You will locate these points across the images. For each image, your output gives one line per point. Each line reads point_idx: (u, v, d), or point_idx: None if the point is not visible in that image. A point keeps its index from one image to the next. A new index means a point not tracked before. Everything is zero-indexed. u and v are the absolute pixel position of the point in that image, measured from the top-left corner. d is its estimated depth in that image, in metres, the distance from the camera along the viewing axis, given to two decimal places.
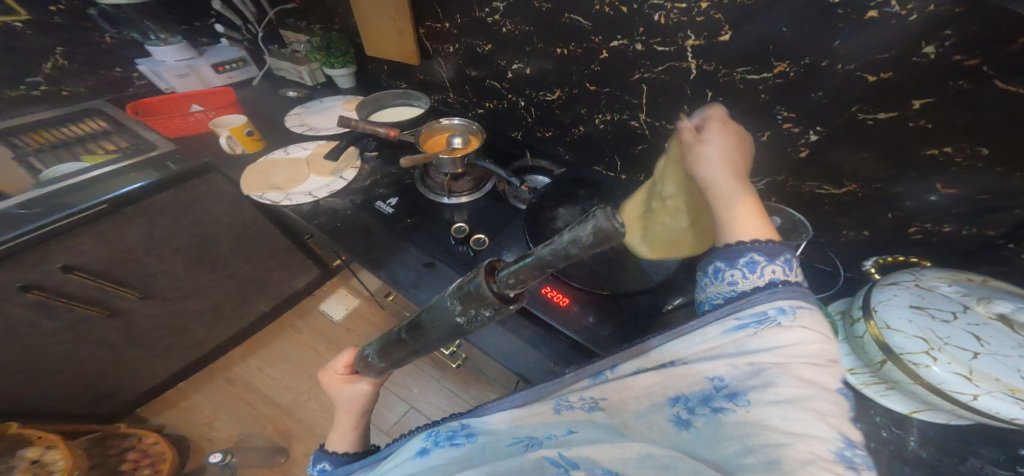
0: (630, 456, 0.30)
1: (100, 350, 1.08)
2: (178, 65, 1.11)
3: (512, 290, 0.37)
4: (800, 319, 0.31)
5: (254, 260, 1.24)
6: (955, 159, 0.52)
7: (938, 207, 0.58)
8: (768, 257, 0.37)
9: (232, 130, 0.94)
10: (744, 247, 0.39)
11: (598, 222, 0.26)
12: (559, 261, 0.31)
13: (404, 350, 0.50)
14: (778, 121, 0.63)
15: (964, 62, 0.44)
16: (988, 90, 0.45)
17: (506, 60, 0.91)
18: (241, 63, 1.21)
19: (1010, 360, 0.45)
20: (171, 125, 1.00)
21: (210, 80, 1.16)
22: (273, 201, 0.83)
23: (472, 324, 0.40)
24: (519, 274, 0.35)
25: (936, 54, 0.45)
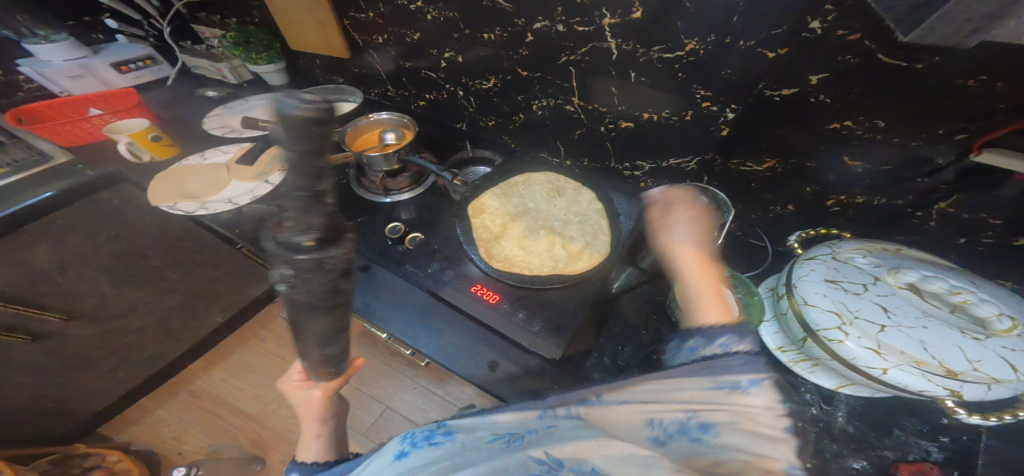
0: (614, 453, 0.36)
1: (36, 379, 0.99)
2: (68, 65, 0.97)
3: (304, 234, 0.31)
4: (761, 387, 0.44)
5: (197, 271, 1.16)
6: (857, 132, 0.52)
7: (851, 176, 0.57)
8: (737, 337, 0.48)
9: (134, 136, 0.90)
10: (716, 326, 0.50)
11: (283, 105, 0.27)
12: (310, 175, 0.30)
13: (308, 345, 0.40)
14: (698, 100, 0.62)
15: (848, 37, 0.44)
16: (872, 63, 0.45)
17: (437, 48, 0.87)
18: (148, 62, 1.13)
19: (913, 332, 0.46)
20: (64, 132, 0.89)
21: (111, 81, 1.05)
22: (186, 211, 0.78)
23: (297, 291, 0.34)
24: (298, 215, 0.30)
25: (823, 28, 0.44)
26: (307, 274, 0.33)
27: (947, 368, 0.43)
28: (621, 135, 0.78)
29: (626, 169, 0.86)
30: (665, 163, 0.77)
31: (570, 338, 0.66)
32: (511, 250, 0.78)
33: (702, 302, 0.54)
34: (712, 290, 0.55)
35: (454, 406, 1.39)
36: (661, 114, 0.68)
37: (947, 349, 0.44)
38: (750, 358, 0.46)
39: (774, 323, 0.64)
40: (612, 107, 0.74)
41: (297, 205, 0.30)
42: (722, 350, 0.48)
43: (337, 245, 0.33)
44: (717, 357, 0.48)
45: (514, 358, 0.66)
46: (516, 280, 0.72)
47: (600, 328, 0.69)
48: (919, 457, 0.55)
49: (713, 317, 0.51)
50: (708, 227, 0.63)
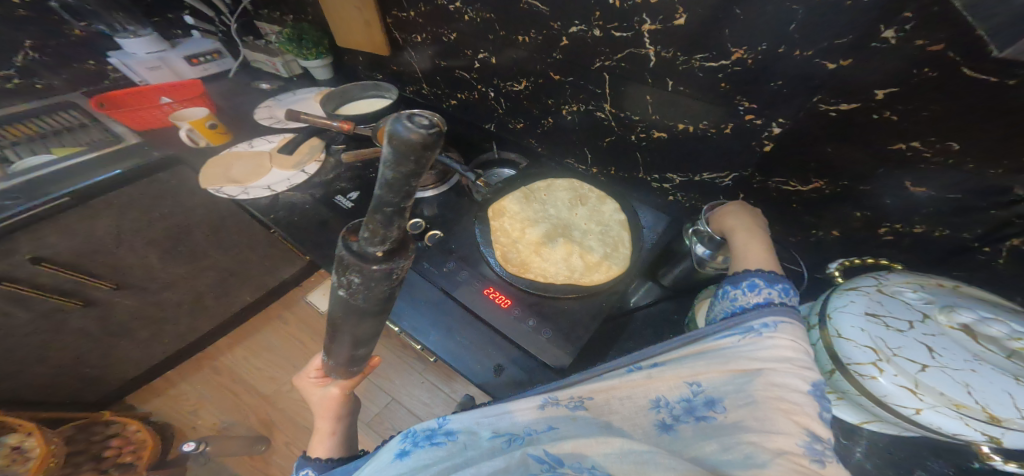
0: (612, 450, 0.35)
1: (82, 341, 1.06)
2: (149, 57, 1.07)
3: (378, 247, 0.29)
4: (778, 330, 0.41)
5: (233, 252, 1.20)
6: (924, 155, 0.48)
7: (912, 202, 0.52)
8: (766, 283, 0.48)
9: (194, 124, 0.93)
10: (749, 274, 0.50)
11: (397, 127, 0.20)
12: (398, 200, 0.24)
13: (339, 343, 0.41)
14: (740, 112, 0.59)
15: (929, 47, 0.40)
16: (954, 78, 0.40)
17: (472, 49, 0.88)
18: (216, 55, 1.20)
19: (958, 374, 0.41)
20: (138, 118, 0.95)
21: (183, 72, 1.14)
22: (229, 195, 0.82)
23: (358, 298, 0.32)
24: (377, 228, 0.27)
25: (897, 39, 0.41)
26: (373, 283, 0.31)
27: (990, 414, 0.39)
28: (653, 145, 0.76)
29: (655, 180, 0.83)
30: (697, 177, 0.74)
31: (581, 348, 0.64)
32: (528, 257, 0.76)
33: (749, 254, 0.54)
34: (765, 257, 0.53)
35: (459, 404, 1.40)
36: (698, 125, 0.65)
37: (995, 394, 0.39)
38: (780, 307, 0.44)
39: None
40: (645, 116, 0.71)
41: (380, 221, 0.26)
42: (752, 299, 0.47)
43: (402, 258, 0.31)
44: (747, 307, 0.46)
45: (524, 365, 0.64)
46: (532, 286, 0.71)
47: (610, 344, 0.68)
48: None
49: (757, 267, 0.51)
50: (744, 209, 0.62)
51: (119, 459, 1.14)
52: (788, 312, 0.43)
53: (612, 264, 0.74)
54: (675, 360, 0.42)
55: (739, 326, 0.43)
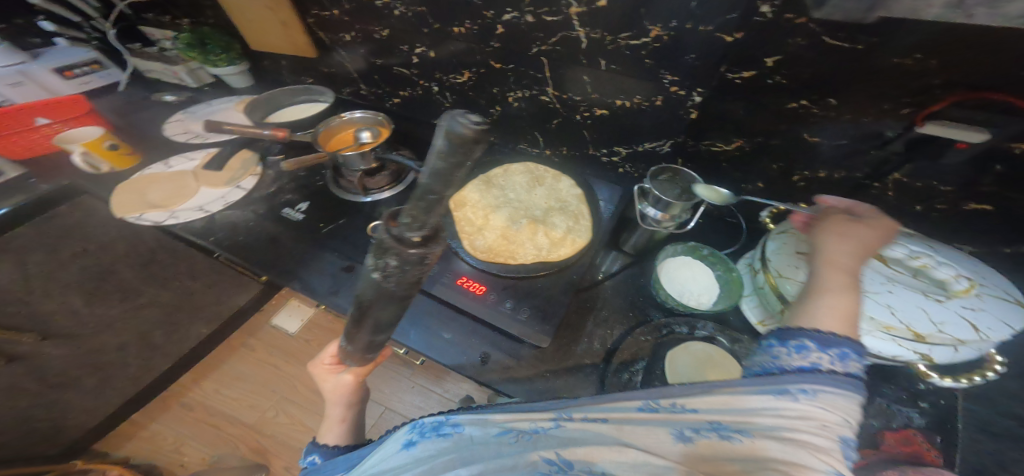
0: (626, 460, 0.32)
1: (13, 404, 0.94)
2: (6, 71, 0.90)
3: (417, 234, 0.31)
4: (819, 399, 0.33)
5: (173, 283, 1.12)
6: (813, 110, 0.54)
7: (816, 152, 0.59)
8: (823, 346, 0.37)
9: (89, 146, 0.84)
10: (797, 329, 0.40)
11: (452, 124, 0.24)
12: (444, 188, 0.26)
13: (362, 329, 0.44)
14: (666, 85, 0.63)
15: (795, 19, 0.45)
16: (819, 45, 0.47)
17: (408, 44, 0.86)
18: (94, 66, 1.08)
19: (881, 298, 0.49)
20: (10, 143, 0.83)
21: (56, 88, 0.99)
22: (155, 221, 0.77)
23: (390, 282, 0.35)
24: (418, 214, 0.29)
25: (772, 13, 0.46)
26: (408, 267, 0.33)
27: (913, 331, 0.46)
28: (596, 122, 0.79)
29: (605, 155, 0.86)
30: (641, 147, 0.78)
31: (560, 324, 0.68)
32: (494, 241, 0.79)
33: (833, 303, 0.42)
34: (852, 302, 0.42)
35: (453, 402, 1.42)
36: (633, 100, 0.69)
37: (912, 311, 0.47)
38: (833, 374, 0.35)
39: (754, 297, 0.67)
40: (585, 96, 0.75)
41: (423, 208, 0.28)
42: (797, 360, 0.37)
43: (438, 244, 0.33)
44: (788, 368, 0.37)
45: (505, 349, 0.67)
46: (504, 270, 0.73)
47: (589, 312, 0.71)
48: (903, 424, 0.57)
49: (832, 327, 0.39)
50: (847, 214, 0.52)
51: None
52: (843, 383, 0.34)
53: (576, 238, 0.78)
54: (694, 404, 0.37)
55: (773, 386, 0.35)
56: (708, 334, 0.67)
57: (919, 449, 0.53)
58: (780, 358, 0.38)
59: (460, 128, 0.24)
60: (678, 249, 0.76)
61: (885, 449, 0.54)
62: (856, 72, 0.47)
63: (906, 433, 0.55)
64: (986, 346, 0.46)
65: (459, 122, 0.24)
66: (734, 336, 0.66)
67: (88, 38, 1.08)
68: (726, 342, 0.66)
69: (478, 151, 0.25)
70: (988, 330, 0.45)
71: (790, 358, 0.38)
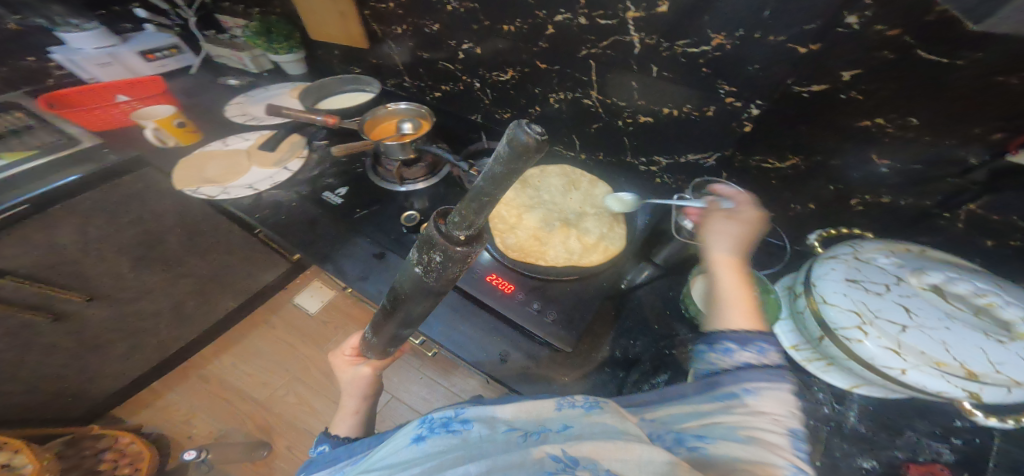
0: (632, 458, 0.32)
1: (56, 356, 0.99)
2: (98, 53, 1.00)
3: (463, 232, 0.32)
4: (763, 398, 0.37)
5: (211, 255, 1.16)
6: (887, 130, 0.51)
7: (876, 176, 0.57)
8: (741, 344, 0.42)
9: (160, 122, 0.89)
10: (721, 333, 0.44)
11: (516, 133, 0.22)
12: (496, 190, 0.26)
13: (390, 321, 0.44)
14: (721, 96, 0.61)
15: (887, 32, 0.43)
16: (912, 60, 0.44)
17: (456, 39, 0.87)
18: (174, 51, 1.15)
19: (935, 333, 0.45)
20: (94, 119, 0.92)
21: (138, 69, 1.08)
22: (209, 195, 0.80)
23: (431, 277, 0.35)
24: (468, 214, 0.30)
25: (860, 24, 0.44)
26: (450, 264, 0.34)
27: (968, 370, 0.42)
28: (638, 130, 0.78)
29: (643, 163, 0.85)
30: (683, 159, 0.77)
31: (585, 331, 0.67)
32: (525, 241, 0.78)
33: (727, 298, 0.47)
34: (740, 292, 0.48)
35: (459, 397, 1.42)
36: (681, 109, 0.68)
37: (968, 350, 0.43)
38: (765, 369, 0.40)
39: (790, 322, 0.63)
40: (631, 102, 0.74)
41: (474, 209, 0.29)
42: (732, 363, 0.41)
43: (481, 245, 0.33)
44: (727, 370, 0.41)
45: (527, 350, 0.66)
46: (532, 271, 0.73)
47: (613, 322, 0.69)
48: (930, 458, 0.54)
49: (740, 322, 0.45)
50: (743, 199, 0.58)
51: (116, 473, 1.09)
52: (774, 377, 0.39)
53: (604, 245, 0.77)
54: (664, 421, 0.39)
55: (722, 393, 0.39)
56: None
57: None
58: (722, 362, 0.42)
59: (523, 137, 0.22)
60: None
61: None
62: (941, 91, 0.45)
63: (932, 467, 0.53)
64: None
65: (522, 131, 0.22)
66: None
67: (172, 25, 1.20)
68: None
69: (534, 162, 0.23)
70: None
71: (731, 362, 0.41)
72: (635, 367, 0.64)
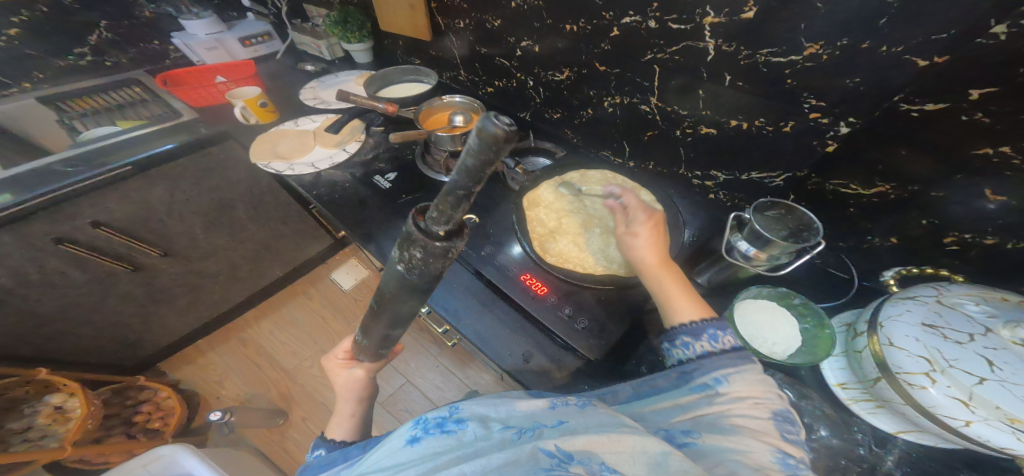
0: (625, 450, 0.32)
1: (126, 304, 1.08)
2: (208, 38, 1.10)
3: (442, 227, 0.31)
4: (731, 382, 0.40)
5: (268, 226, 1.21)
6: (1013, 161, 0.45)
7: (983, 213, 0.50)
8: (693, 337, 0.48)
9: (247, 101, 0.94)
10: (677, 330, 0.50)
11: (485, 124, 0.21)
12: (471, 184, 0.26)
13: (378, 322, 0.44)
14: (804, 110, 0.57)
15: None
16: None
17: (515, 36, 0.87)
18: (265, 37, 1.21)
19: (1021, 390, 0.39)
20: (194, 95, 0.98)
21: (235, 54, 1.16)
22: (277, 170, 0.84)
23: (413, 274, 0.35)
24: (446, 208, 0.29)
25: (1009, 34, 0.38)
26: (432, 260, 0.33)
27: None
28: (698, 141, 0.74)
29: (698, 177, 0.81)
30: (745, 176, 0.72)
31: (619, 342, 0.64)
32: (565, 245, 0.77)
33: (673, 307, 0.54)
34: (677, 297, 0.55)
35: (470, 389, 1.42)
36: (753, 122, 0.63)
37: None
38: (727, 354, 0.44)
39: (842, 359, 0.58)
40: (694, 111, 0.70)
41: (451, 203, 0.28)
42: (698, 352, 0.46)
43: (462, 239, 0.33)
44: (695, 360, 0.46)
45: (551, 356, 0.64)
46: (569, 276, 0.71)
47: (649, 337, 0.65)
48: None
49: (688, 316, 0.51)
50: (655, 219, 0.64)
51: (148, 425, 1.15)
52: (736, 360, 0.43)
53: None
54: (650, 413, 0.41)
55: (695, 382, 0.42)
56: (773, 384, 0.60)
57: None
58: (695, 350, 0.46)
59: (493, 128, 0.22)
60: (763, 292, 0.68)
61: None
62: None
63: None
64: None
65: (494, 123, 0.21)
66: (804, 394, 0.58)
67: (267, 13, 1.30)
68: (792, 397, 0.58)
69: (506, 152, 0.23)
70: None
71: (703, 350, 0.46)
72: None
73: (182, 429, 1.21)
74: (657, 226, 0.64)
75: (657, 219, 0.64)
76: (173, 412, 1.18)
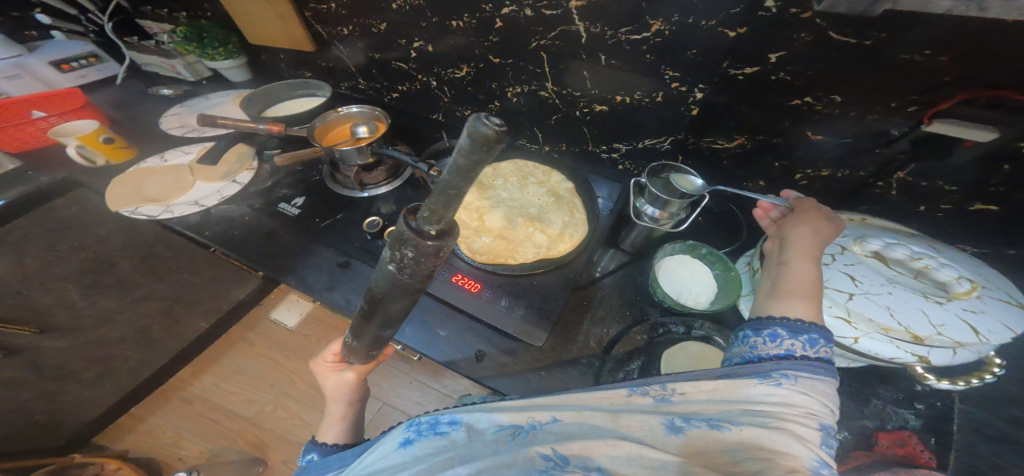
0: (622, 453, 0.31)
1: (16, 391, 0.93)
2: (3, 64, 0.92)
3: (435, 226, 0.32)
4: (799, 385, 0.36)
5: (169, 276, 1.10)
6: (816, 108, 0.53)
7: (819, 151, 0.58)
8: (791, 333, 0.42)
9: (84, 139, 0.83)
10: (772, 321, 0.44)
11: (477, 125, 0.24)
12: (463, 182, 0.27)
13: (370, 324, 0.44)
14: (667, 81, 0.62)
15: (801, 14, 0.44)
16: (825, 40, 0.46)
17: (406, 38, 0.85)
18: (92, 60, 1.08)
19: (880, 299, 0.47)
20: (9, 137, 0.86)
21: (52, 81, 1.01)
22: (150, 215, 0.77)
23: (405, 273, 0.35)
24: (437, 208, 0.31)
25: (777, 7, 0.45)
26: (424, 259, 0.34)
27: (913, 334, 0.44)
28: (596, 119, 0.78)
29: (605, 152, 0.85)
30: (640, 144, 0.77)
31: (554, 323, 0.68)
32: (490, 242, 0.77)
33: (801, 297, 0.46)
34: (809, 280, 0.48)
35: (450, 397, 1.41)
36: (633, 96, 0.68)
37: (911, 313, 0.45)
38: (806, 359, 0.39)
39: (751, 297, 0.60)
40: (585, 91, 0.73)
41: (442, 202, 0.29)
42: (772, 350, 0.41)
43: (452, 238, 0.34)
44: (765, 358, 0.41)
45: (499, 350, 0.66)
46: (495, 268, 0.72)
47: (586, 311, 0.70)
48: (898, 425, 0.57)
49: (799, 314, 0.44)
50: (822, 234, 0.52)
51: None
52: (815, 368, 0.39)
53: (570, 234, 0.77)
54: (685, 392, 0.38)
55: (757, 371, 0.39)
56: (704, 334, 0.66)
57: (913, 451, 0.54)
58: (781, 346, 0.41)
59: (485, 129, 0.24)
60: (676, 248, 0.75)
61: (878, 450, 0.54)
62: (859, 69, 0.46)
63: (901, 434, 0.56)
64: (984, 349, 0.45)
65: (483, 124, 0.24)
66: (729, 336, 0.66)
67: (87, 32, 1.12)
68: (722, 343, 0.66)
69: (494, 155, 0.25)
70: (988, 334, 0.44)
71: (792, 347, 0.41)
72: (611, 354, 0.65)
73: None
74: (818, 237, 0.52)
75: (823, 233, 0.52)
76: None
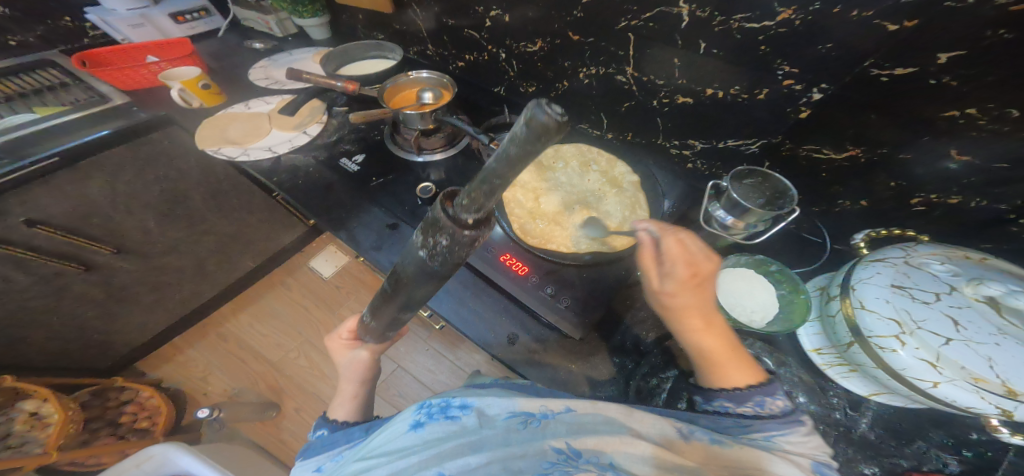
0: (636, 451, 0.30)
1: (85, 305, 1.00)
2: (130, 14, 1.00)
3: (472, 215, 0.30)
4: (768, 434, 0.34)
5: (233, 217, 1.15)
6: (978, 122, 0.46)
7: (947, 174, 0.52)
8: (733, 403, 0.39)
9: (185, 84, 0.88)
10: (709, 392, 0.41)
11: (535, 112, 0.20)
12: (510, 171, 0.24)
13: (389, 305, 0.43)
14: (778, 77, 0.56)
15: (1009, 6, 0.37)
16: None
17: (483, 5, 0.82)
18: (203, 13, 1.11)
19: (982, 348, 0.40)
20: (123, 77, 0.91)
21: (169, 32, 1.06)
22: (229, 156, 0.80)
23: (435, 260, 0.33)
24: (477, 196, 0.28)
25: None
26: (458, 248, 0.31)
27: (1010, 389, 0.39)
28: (674, 111, 0.73)
29: (675, 146, 0.80)
30: (722, 144, 0.72)
31: (602, 317, 0.65)
32: (546, 226, 0.75)
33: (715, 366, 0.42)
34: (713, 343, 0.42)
35: (463, 370, 1.42)
36: (729, 90, 0.63)
37: (1017, 368, 0.39)
38: (767, 416, 0.36)
39: (817, 324, 0.59)
40: (670, 80, 0.68)
41: (484, 192, 0.27)
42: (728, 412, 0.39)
43: (488, 228, 0.32)
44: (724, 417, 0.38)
45: (538, 336, 0.64)
46: (551, 254, 0.69)
47: (628, 309, 0.66)
48: (936, 468, 0.51)
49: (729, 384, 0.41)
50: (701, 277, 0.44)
51: (135, 425, 1.12)
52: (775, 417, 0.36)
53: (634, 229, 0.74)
54: None
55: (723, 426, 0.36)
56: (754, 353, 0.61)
57: None
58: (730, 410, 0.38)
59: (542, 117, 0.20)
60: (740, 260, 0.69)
61: None
62: None
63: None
64: None
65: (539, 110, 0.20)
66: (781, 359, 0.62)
67: None
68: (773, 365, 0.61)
69: (551, 143, 0.22)
70: None
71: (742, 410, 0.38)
72: (646, 358, 0.61)
73: (172, 428, 1.17)
74: (699, 282, 0.44)
75: (701, 273, 0.44)
76: (159, 411, 1.14)
